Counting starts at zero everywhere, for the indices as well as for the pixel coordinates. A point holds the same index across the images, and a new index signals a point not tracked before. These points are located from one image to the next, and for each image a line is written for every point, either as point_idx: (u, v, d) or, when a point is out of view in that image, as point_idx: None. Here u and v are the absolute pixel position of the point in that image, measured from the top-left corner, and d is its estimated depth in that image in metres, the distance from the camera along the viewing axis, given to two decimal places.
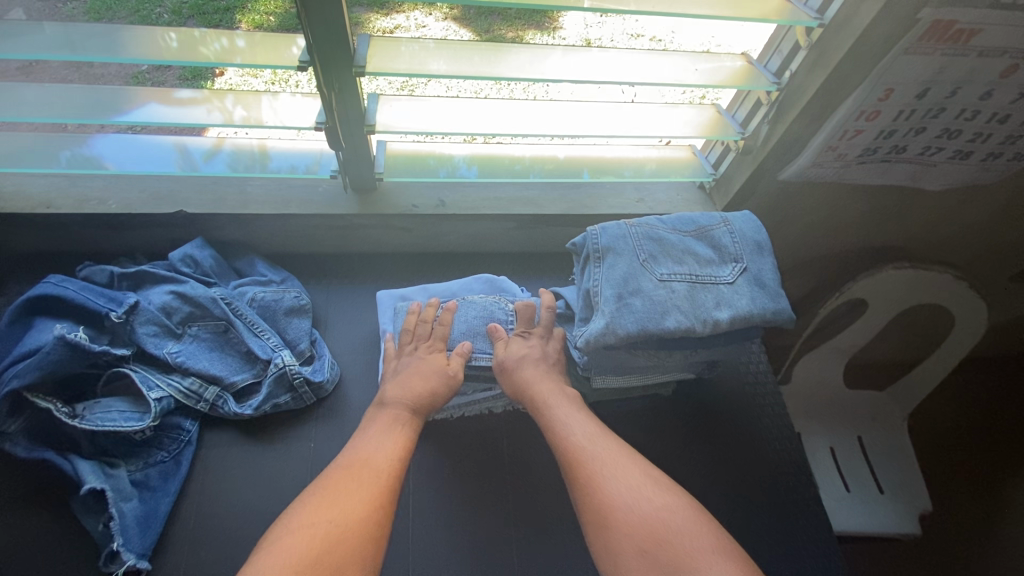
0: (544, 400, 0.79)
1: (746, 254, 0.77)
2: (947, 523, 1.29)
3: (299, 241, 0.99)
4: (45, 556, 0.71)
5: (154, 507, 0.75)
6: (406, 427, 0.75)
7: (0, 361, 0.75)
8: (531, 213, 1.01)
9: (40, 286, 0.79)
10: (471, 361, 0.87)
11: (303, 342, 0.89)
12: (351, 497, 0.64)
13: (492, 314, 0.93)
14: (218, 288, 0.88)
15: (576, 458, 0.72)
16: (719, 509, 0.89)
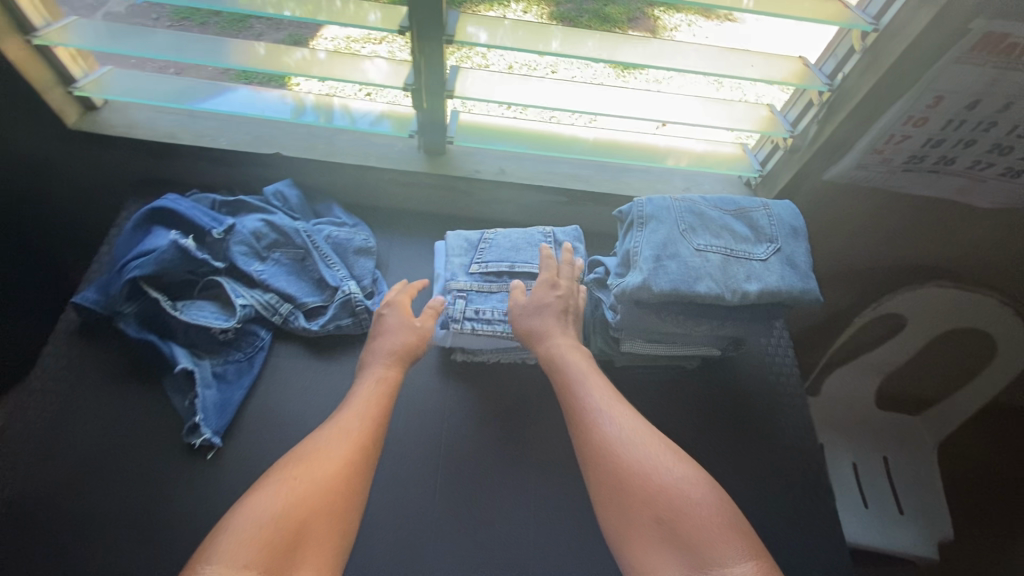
0: (568, 374, 0.82)
1: (781, 237, 0.83)
2: (968, 556, 1.27)
3: (371, 192, 1.10)
4: (141, 420, 0.85)
5: (230, 396, 0.87)
6: (381, 390, 0.81)
7: (123, 256, 0.90)
8: (582, 189, 1.08)
9: (159, 201, 0.94)
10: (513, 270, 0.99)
11: (366, 279, 1.00)
12: (330, 458, 0.70)
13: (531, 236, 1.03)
14: (301, 223, 1.01)
15: (592, 425, 0.76)
16: (727, 484, 0.94)
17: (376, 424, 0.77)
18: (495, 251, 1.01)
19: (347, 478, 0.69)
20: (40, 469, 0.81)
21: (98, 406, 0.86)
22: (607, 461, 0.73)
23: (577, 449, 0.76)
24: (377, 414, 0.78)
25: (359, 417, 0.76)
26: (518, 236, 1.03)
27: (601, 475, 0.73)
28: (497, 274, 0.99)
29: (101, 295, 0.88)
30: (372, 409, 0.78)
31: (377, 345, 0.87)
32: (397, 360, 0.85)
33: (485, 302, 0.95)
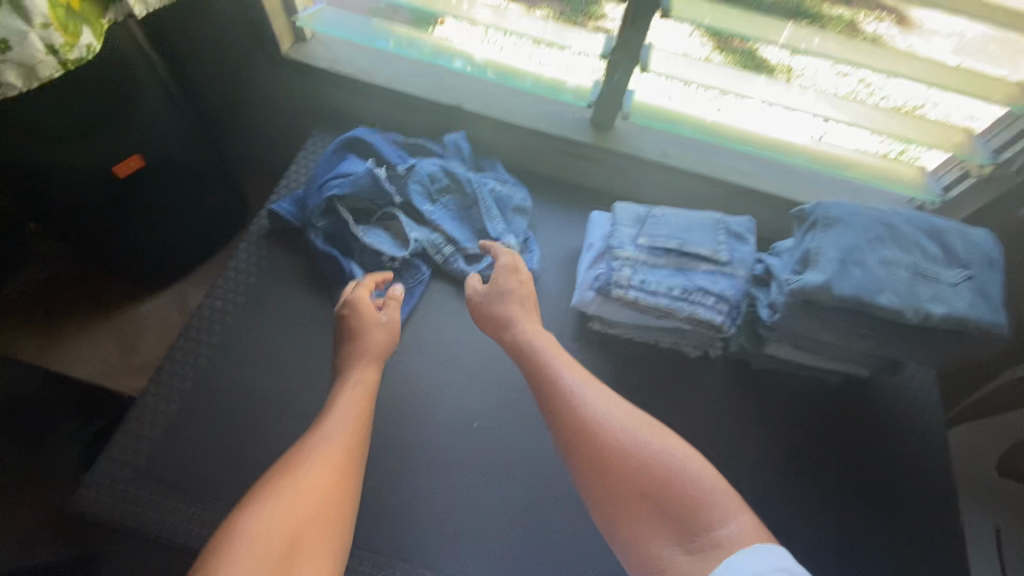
0: (543, 359, 0.82)
1: (974, 264, 0.79)
2: None
3: (532, 155, 1.14)
4: (316, 324, 0.95)
5: (393, 316, 0.96)
6: (360, 395, 0.80)
7: (321, 175, 1.00)
8: (743, 186, 1.07)
9: (354, 131, 1.03)
10: (683, 250, 0.85)
11: (519, 236, 1.05)
12: (320, 472, 0.69)
13: (703, 221, 0.88)
14: (470, 174, 1.07)
15: (573, 409, 0.75)
16: (853, 511, 0.89)
17: (358, 432, 0.76)
18: (663, 227, 0.87)
19: (333, 489, 0.69)
20: (227, 349, 0.92)
21: (281, 304, 0.96)
22: (588, 447, 0.72)
23: (558, 439, 0.75)
24: (358, 422, 0.77)
25: (340, 421, 0.76)
26: (687, 217, 0.89)
27: (583, 458, 0.72)
28: (666, 250, 0.85)
29: (295, 209, 1.01)
30: (353, 416, 0.77)
31: (361, 345, 0.85)
32: (373, 361, 0.85)
33: (652, 275, 0.83)
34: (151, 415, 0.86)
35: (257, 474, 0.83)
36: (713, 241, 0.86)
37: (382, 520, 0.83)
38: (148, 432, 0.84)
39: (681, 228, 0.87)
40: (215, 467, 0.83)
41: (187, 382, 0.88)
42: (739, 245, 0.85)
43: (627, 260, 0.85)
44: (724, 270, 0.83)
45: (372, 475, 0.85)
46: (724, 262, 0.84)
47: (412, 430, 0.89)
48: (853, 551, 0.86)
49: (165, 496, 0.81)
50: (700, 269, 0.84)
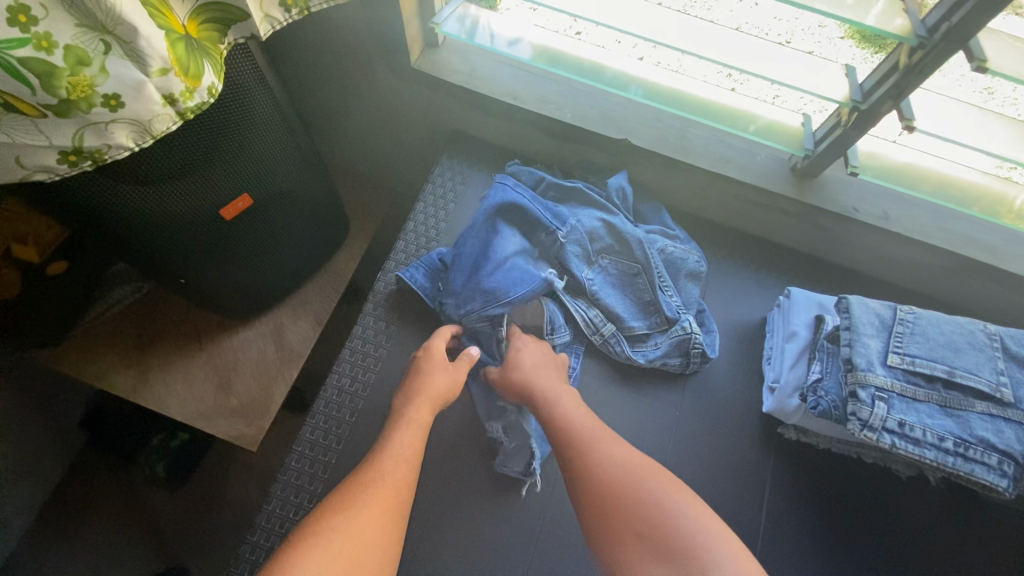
0: (552, 403, 0.71)
1: None
2: None
3: (706, 202, 0.93)
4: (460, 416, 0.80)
5: (528, 424, 0.77)
6: (416, 436, 0.69)
7: (472, 252, 0.85)
8: (987, 261, 0.84)
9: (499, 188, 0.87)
10: (951, 379, 0.66)
11: (693, 309, 0.86)
12: (371, 514, 0.59)
13: (969, 335, 0.69)
14: (638, 229, 0.87)
15: (598, 463, 0.65)
16: None
17: (412, 470, 0.66)
18: (921, 344, 0.68)
19: (382, 534, 0.59)
20: (359, 442, 0.78)
21: None
22: (621, 507, 0.61)
23: (574, 495, 0.65)
24: (412, 458, 0.67)
25: (391, 465, 0.65)
26: (950, 328, 0.69)
27: (609, 521, 0.61)
28: (929, 378, 0.66)
29: (428, 282, 0.87)
30: (407, 453, 0.67)
31: (417, 381, 0.75)
32: (433, 402, 0.73)
33: (912, 413, 0.65)
34: (281, 524, 0.73)
35: None
36: (991, 369, 0.66)
37: None
38: (278, 547, 0.72)
39: (942, 345, 0.68)
40: None
41: (317, 484, 0.75)
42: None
43: (878, 390, 0.66)
44: (1010, 415, 0.64)
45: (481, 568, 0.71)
46: (1009, 403, 0.64)
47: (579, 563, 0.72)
48: None
49: None
50: (977, 409, 0.65)
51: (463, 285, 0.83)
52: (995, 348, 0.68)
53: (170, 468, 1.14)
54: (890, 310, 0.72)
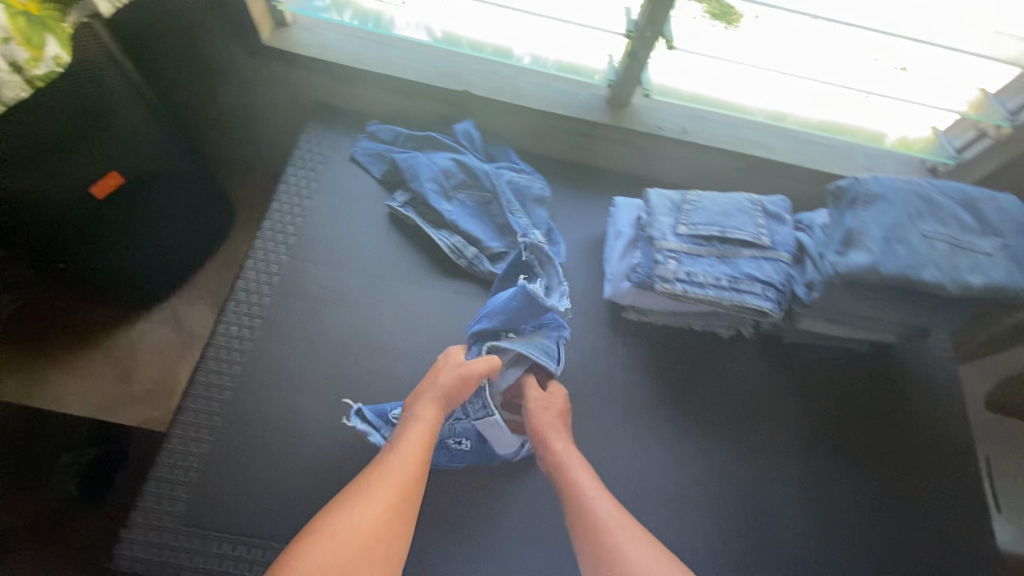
0: (568, 474, 0.79)
1: (1007, 231, 0.80)
2: None
3: (543, 140, 1.09)
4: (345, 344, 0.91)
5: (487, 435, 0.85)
6: (424, 431, 0.78)
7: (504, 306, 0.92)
8: (764, 157, 1.05)
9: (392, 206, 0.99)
10: (724, 236, 0.83)
11: (543, 228, 1.00)
12: (382, 504, 0.69)
13: (738, 203, 0.87)
14: (486, 165, 1.01)
15: (602, 530, 0.73)
16: (878, 473, 0.94)
17: (420, 466, 0.75)
18: (702, 213, 0.85)
19: (382, 521, 0.67)
20: (252, 377, 0.86)
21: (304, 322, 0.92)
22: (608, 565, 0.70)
23: (577, 545, 0.74)
24: (422, 454, 0.76)
25: (400, 460, 0.74)
26: (724, 199, 0.87)
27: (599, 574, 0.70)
28: (707, 238, 0.83)
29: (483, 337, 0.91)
30: (417, 452, 0.76)
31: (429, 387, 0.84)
32: (439, 400, 0.82)
33: (695, 265, 0.82)
34: (182, 458, 0.81)
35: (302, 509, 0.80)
36: (753, 224, 0.84)
37: None
38: (182, 478, 0.79)
39: (717, 212, 0.86)
40: (264, 507, 0.80)
41: (215, 418, 0.83)
42: (777, 227, 0.84)
43: (670, 252, 0.83)
44: (767, 255, 0.82)
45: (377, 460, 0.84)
46: (766, 246, 0.83)
47: (462, 449, 0.87)
48: (879, 508, 0.92)
49: (217, 544, 0.77)
50: (745, 255, 0.82)
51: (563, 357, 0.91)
52: (756, 211, 0.86)
53: (86, 482, 0.96)
54: (681, 194, 0.89)
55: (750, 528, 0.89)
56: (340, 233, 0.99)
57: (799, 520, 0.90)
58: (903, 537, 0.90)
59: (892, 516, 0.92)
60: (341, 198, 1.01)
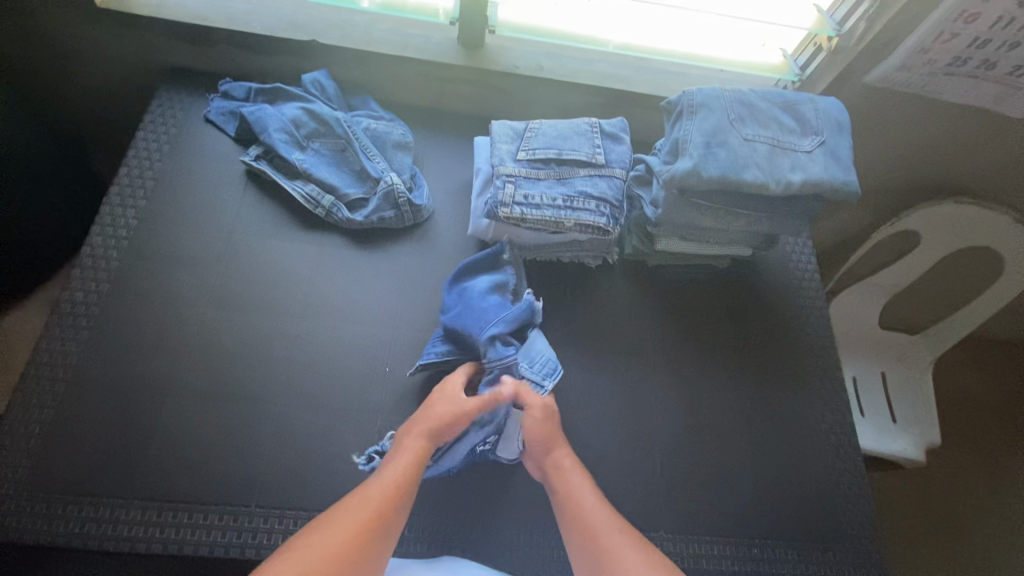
0: (566, 481, 0.78)
1: (825, 130, 0.84)
2: (943, 464, 1.41)
3: (407, 89, 1.08)
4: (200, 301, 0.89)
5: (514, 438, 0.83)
6: (412, 457, 0.75)
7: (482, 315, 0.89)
8: (620, 89, 1.07)
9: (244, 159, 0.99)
10: (560, 157, 0.85)
11: (405, 174, 1.00)
12: (352, 532, 0.65)
13: (577, 126, 0.88)
14: (340, 113, 1.00)
15: (594, 536, 0.72)
16: (745, 382, 0.97)
17: (403, 494, 0.71)
18: (541, 138, 0.87)
19: (352, 550, 0.63)
20: (99, 341, 0.84)
21: (155, 283, 0.89)
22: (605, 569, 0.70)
23: (574, 552, 0.73)
24: (405, 480, 0.72)
25: (381, 486, 0.70)
26: (564, 124, 0.89)
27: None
28: (545, 161, 0.85)
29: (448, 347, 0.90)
30: (396, 479, 0.71)
31: (424, 415, 0.79)
32: (436, 421, 0.78)
33: (533, 188, 0.83)
34: (24, 427, 0.78)
35: (153, 465, 0.79)
36: (590, 145, 0.86)
37: (258, 467, 0.81)
38: (24, 444, 0.78)
39: (556, 136, 0.87)
40: (111, 468, 0.78)
41: (59, 384, 0.81)
42: (611, 144, 0.86)
43: (509, 176, 0.84)
44: (603, 172, 0.85)
45: (233, 412, 0.83)
46: (602, 164, 0.85)
47: (325, 394, 0.87)
48: (746, 414, 0.95)
49: (61, 506, 0.75)
50: (581, 174, 0.84)
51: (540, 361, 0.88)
52: (593, 132, 0.88)
53: None
54: (523, 122, 0.90)
55: (622, 444, 0.90)
56: (194, 192, 0.97)
57: (670, 433, 0.92)
58: (768, 439, 0.94)
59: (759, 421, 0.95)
60: (193, 159, 0.99)
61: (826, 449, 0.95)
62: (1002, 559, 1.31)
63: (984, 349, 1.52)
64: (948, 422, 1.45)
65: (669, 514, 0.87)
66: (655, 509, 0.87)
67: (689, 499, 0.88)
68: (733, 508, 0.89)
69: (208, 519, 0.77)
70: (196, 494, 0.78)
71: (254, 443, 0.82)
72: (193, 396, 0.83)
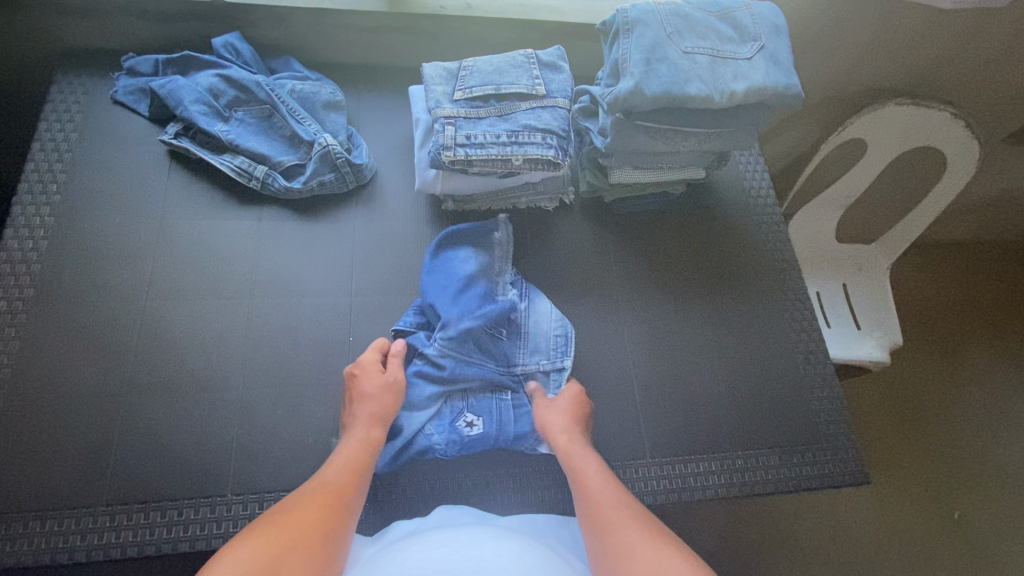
0: (570, 460, 0.75)
1: (763, 35, 0.82)
2: (909, 364, 1.47)
3: (330, 45, 1.02)
4: (138, 294, 0.84)
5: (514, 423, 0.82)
6: (360, 444, 0.73)
7: (458, 303, 0.86)
8: (554, 21, 1.03)
9: (162, 136, 0.91)
10: (500, 93, 0.82)
11: (341, 134, 0.95)
12: (303, 507, 0.63)
13: (513, 59, 0.85)
14: (261, 76, 0.94)
15: (597, 509, 0.67)
16: (713, 303, 0.98)
17: (357, 477, 0.69)
18: (477, 76, 0.83)
19: (309, 518, 0.61)
20: (33, 349, 0.79)
21: (84, 281, 0.83)
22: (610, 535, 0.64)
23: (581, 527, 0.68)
24: (357, 467, 0.70)
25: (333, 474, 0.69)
26: (499, 59, 0.85)
27: (604, 545, 0.63)
28: (485, 99, 0.82)
29: (423, 322, 0.88)
30: (347, 460, 0.71)
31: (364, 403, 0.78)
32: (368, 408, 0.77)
33: (476, 128, 0.80)
34: None
35: (113, 469, 0.75)
36: (528, 77, 0.83)
37: (228, 455, 0.77)
38: None
39: (493, 71, 0.83)
40: (66, 478, 0.74)
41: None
42: (550, 74, 0.84)
43: (448, 119, 0.80)
44: (545, 104, 0.82)
45: (192, 403, 0.79)
46: (543, 96, 0.82)
47: (288, 372, 0.83)
48: (718, 334, 0.96)
49: (21, 524, 0.71)
50: (523, 108, 0.82)
51: (549, 345, 0.89)
52: (530, 64, 0.85)
53: None
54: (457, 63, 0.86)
55: (599, 379, 0.90)
56: (112, 180, 0.89)
57: (645, 362, 0.92)
58: (742, 354, 0.95)
59: (732, 338, 0.96)
60: (106, 144, 0.91)
61: (797, 357, 0.96)
62: (966, 439, 1.40)
63: (933, 250, 1.59)
64: (908, 324, 1.51)
65: (655, 440, 0.88)
66: (640, 439, 0.88)
67: (674, 424, 0.89)
68: (716, 426, 0.90)
69: (182, 514, 0.74)
70: (164, 491, 0.74)
71: (220, 431, 0.78)
72: (145, 393, 0.79)
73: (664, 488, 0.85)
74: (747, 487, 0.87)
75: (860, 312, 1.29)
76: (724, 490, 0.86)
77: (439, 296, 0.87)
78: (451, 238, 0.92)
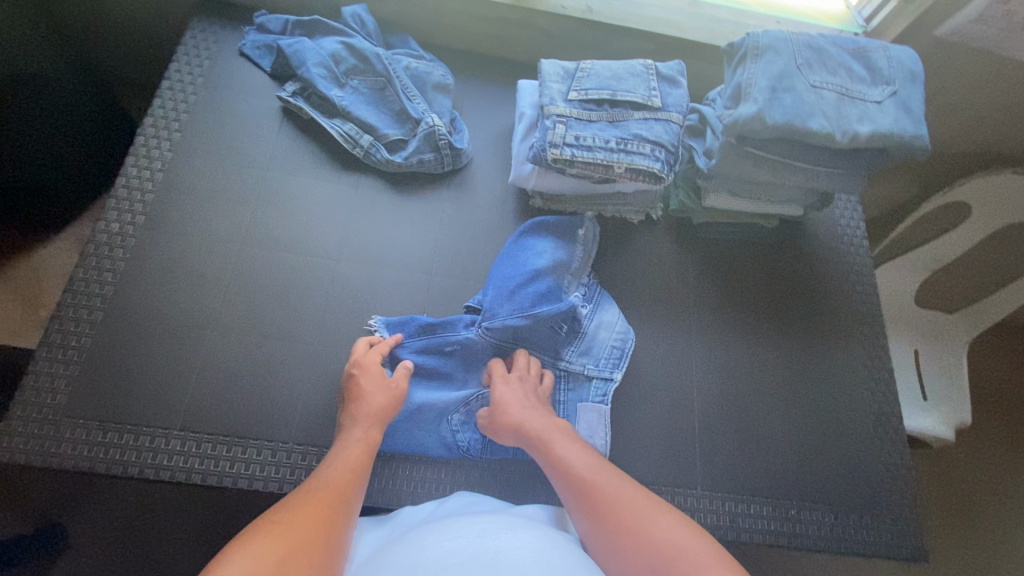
0: (549, 450, 0.71)
1: (898, 79, 0.79)
2: (969, 447, 1.38)
3: (448, 29, 1.04)
4: (236, 238, 0.88)
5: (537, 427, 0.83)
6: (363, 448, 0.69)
7: (520, 292, 0.87)
8: (671, 35, 1.02)
9: (279, 93, 0.95)
10: (615, 98, 0.82)
11: (445, 116, 0.97)
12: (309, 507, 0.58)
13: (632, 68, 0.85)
14: (380, 50, 0.97)
15: (587, 490, 0.66)
16: (785, 344, 0.95)
17: (356, 480, 0.65)
18: (594, 79, 0.83)
19: (318, 518, 0.56)
20: (135, 271, 0.83)
21: (190, 217, 0.88)
22: (612, 519, 0.62)
23: (575, 514, 0.65)
24: (357, 469, 0.66)
25: (337, 475, 0.64)
26: (618, 65, 0.85)
27: (606, 530, 0.62)
28: (598, 103, 0.82)
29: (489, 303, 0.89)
30: (349, 465, 0.66)
31: (357, 407, 0.74)
32: (372, 418, 0.74)
33: (584, 130, 0.80)
34: (62, 352, 0.78)
35: (189, 396, 0.78)
36: (645, 87, 0.83)
37: (293, 405, 0.80)
38: (62, 372, 0.77)
39: (612, 78, 0.84)
40: (146, 398, 0.78)
41: (97, 312, 0.80)
42: (669, 88, 0.83)
43: (559, 116, 0.80)
44: (659, 116, 0.82)
45: (268, 349, 0.82)
46: (658, 108, 0.82)
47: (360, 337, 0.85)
48: (785, 377, 0.93)
49: (101, 434, 0.75)
50: (635, 117, 0.81)
51: (603, 353, 0.88)
52: (649, 74, 0.84)
53: None
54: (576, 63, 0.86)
55: (659, 401, 0.89)
56: (227, 126, 0.94)
57: (707, 393, 0.90)
58: (807, 402, 0.92)
59: (799, 384, 0.93)
60: (227, 92, 0.96)
61: (865, 417, 0.92)
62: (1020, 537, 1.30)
63: (1015, 334, 1.50)
64: (976, 404, 1.42)
65: (705, 473, 0.85)
66: (693, 468, 0.85)
67: (726, 460, 0.87)
68: (770, 469, 0.87)
69: (245, 453, 0.76)
70: (231, 428, 0.77)
71: (290, 382, 0.81)
72: (228, 332, 0.82)
73: (707, 523, 0.82)
74: (791, 539, 0.83)
75: (927, 380, 1.22)
76: (766, 537, 0.83)
77: (502, 280, 0.88)
78: (535, 227, 0.93)
